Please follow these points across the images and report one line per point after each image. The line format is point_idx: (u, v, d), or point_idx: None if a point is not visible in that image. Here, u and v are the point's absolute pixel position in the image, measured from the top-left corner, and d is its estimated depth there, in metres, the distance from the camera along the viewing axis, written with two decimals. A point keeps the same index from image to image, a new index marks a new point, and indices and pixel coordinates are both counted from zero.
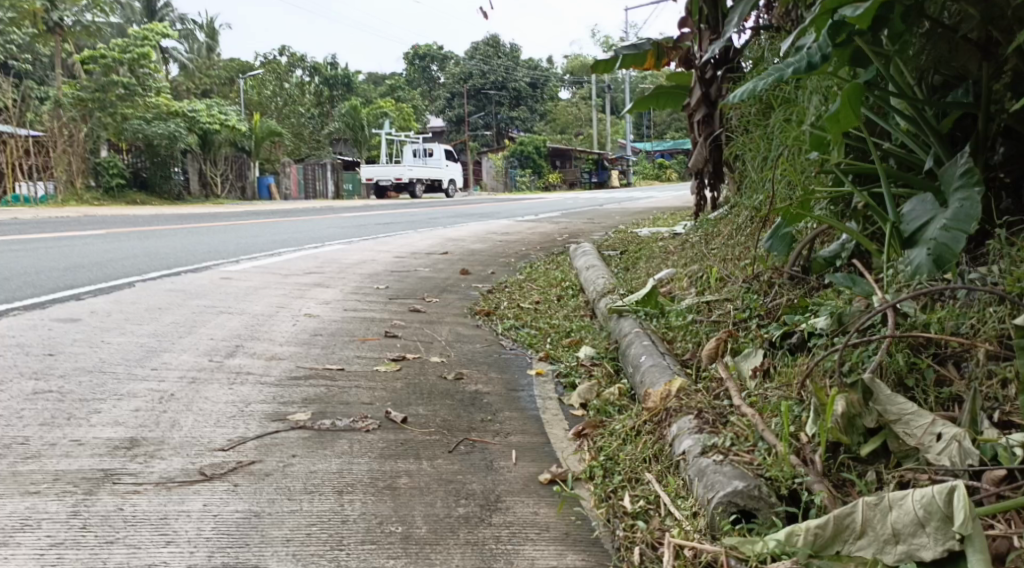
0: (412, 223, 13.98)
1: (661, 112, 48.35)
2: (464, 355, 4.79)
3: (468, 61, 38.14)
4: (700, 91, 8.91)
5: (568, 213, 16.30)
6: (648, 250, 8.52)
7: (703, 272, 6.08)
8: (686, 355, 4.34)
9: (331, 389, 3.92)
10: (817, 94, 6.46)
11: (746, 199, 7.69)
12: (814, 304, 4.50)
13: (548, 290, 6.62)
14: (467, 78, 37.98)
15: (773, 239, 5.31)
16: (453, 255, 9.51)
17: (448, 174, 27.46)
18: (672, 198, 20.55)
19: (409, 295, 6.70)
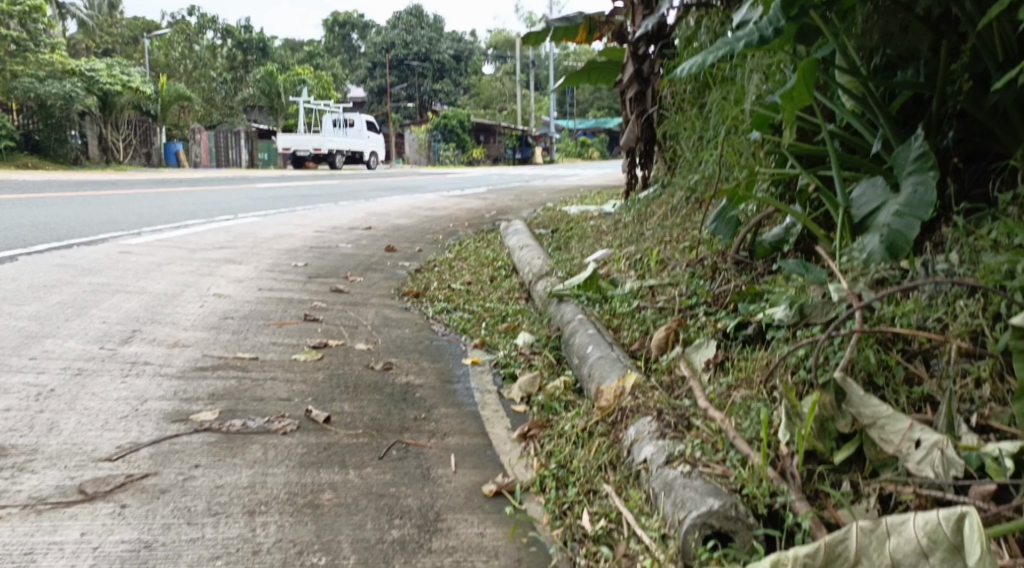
0: (333, 196, 13.44)
1: (586, 91, 48.23)
2: (393, 342, 4.39)
3: (391, 31, 37.48)
4: (633, 68, 8.84)
5: (496, 190, 15.96)
6: (580, 229, 8.18)
7: (648, 253, 5.72)
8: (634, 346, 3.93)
9: (244, 383, 3.47)
10: (757, 73, 6.10)
11: (682, 177, 7.38)
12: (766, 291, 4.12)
13: (479, 270, 6.22)
14: (389, 48, 37.23)
15: (719, 221, 4.95)
16: (376, 231, 9.07)
17: (369, 147, 26.80)
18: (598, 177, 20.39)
19: (330, 274, 6.24)
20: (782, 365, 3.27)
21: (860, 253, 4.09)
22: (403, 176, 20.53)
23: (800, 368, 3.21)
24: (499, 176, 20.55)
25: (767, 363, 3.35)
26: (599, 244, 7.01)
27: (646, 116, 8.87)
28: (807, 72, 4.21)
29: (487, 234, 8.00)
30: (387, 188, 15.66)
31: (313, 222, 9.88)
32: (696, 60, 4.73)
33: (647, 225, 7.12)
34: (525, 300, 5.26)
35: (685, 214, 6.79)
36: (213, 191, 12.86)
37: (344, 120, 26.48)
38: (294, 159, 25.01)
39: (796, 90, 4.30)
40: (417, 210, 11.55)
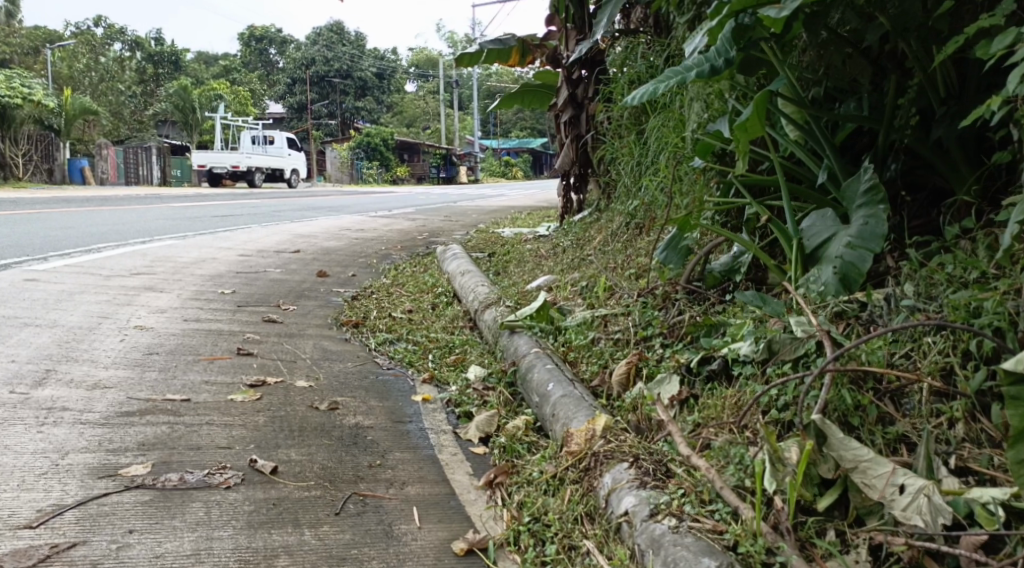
0: (254, 216, 13.05)
1: (509, 110, 48.34)
2: (336, 379, 4.16)
3: (311, 47, 36.96)
4: (567, 91, 8.79)
5: (423, 210, 15.74)
6: (517, 253, 8.02)
7: (599, 279, 5.55)
8: (594, 382, 3.68)
9: (179, 429, 3.19)
10: (697, 96, 5.90)
11: (620, 203, 7.28)
12: (722, 322, 3.89)
13: (418, 299, 6.00)
14: (309, 64, 36.73)
15: (668, 249, 4.63)
16: (305, 254, 8.78)
17: (290, 164, 26.33)
18: (526, 197, 20.36)
19: (260, 302, 5.95)
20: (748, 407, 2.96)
21: (812, 287, 3.84)
22: (328, 194, 20.20)
23: (771, 410, 2.89)
24: (425, 195, 20.38)
25: (732, 402, 3.05)
26: (538, 270, 6.85)
27: (580, 140, 8.85)
28: (762, 100, 3.91)
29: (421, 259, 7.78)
30: (311, 208, 15.31)
31: (236, 245, 9.53)
32: (644, 88, 4.43)
33: (587, 249, 6.98)
34: (471, 330, 5.09)
35: (626, 239, 6.66)
36: (128, 211, 12.37)
37: (264, 137, 25.98)
38: (210, 176, 24.36)
39: (750, 121, 3.97)
40: (344, 232, 11.26)
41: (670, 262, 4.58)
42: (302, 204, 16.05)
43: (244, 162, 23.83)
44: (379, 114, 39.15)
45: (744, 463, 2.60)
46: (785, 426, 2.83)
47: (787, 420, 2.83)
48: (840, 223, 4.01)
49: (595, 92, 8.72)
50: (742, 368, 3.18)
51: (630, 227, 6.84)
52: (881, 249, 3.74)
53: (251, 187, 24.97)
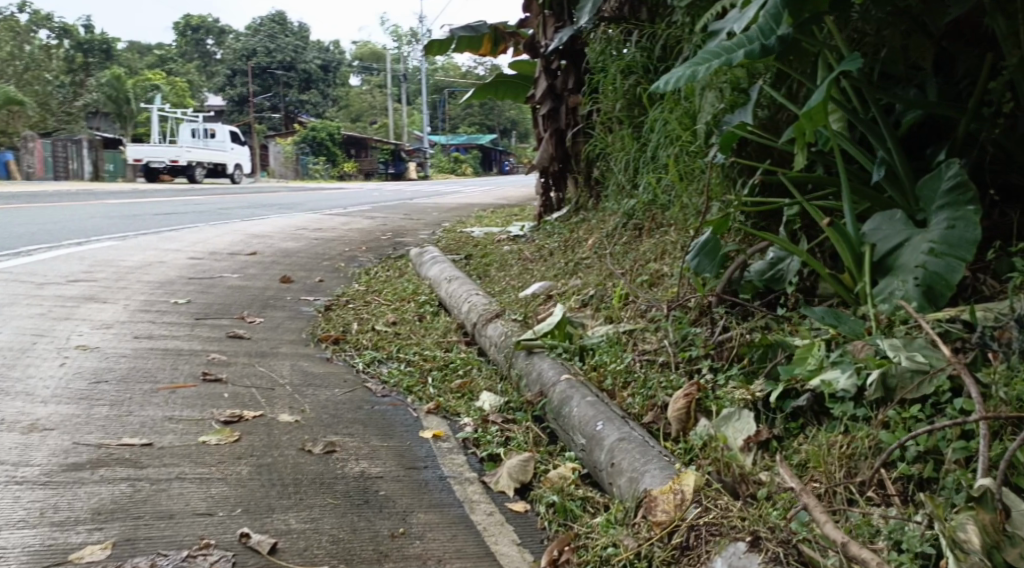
0: (200, 214, 12.33)
1: (456, 106, 47.75)
2: (324, 411, 3.58)
3: (253, 38, 36.03)
4: (546, 82, 8.70)
5: (377, 209, 15.16)
6: (496, 261, 7.55)
7: (609, 288, 5.04)
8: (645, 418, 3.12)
9: (144, 489, 2.65)
10: (710, 90, 5.39)
11: (614, 204, 6.95)
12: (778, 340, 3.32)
13: (400, 317, 5.46)
14: (252, 56, 35.83)
15: (698, 254, 4.06)
16: (265, 261, 8.19)
17: (232, 159, 25.38)
18: (484, 194, 19.89)
19: (220, 317, 5.39)
20: (861, 456, 2.55)
21: (884, 302, 3.34)
22: (277, 191, 19.47)
23: (898, 463, 2.50)
24: (381, 194, 19.71)
25: (845, 452, 2.58)
26: (526, 282, 6.37)
27: (560, 134, 8.80)
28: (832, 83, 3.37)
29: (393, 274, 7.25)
30: (261, 205, 14.62)
31: (185, 245, 8.89)
32: (677, 72, 3.88)
33: (579, 258, 6.53)
34: (468, 347, 4.62)
35: (622, 246, 6.21)
36: (63, 207, 11.60)
37: (206, 130, 24.97)
38: (148, 171, 23.30)
39: (817, 108, 3.43)
40: (301, 237, 10.66)
41: (703, 268, 4.02)
42: (251, 201, 15.34)
43: (186, 156, 22.93)
44: (324, 107, 38.26)
45: (915, 551, 2.21)
46: (920, 481, 2.45)
47: (932, 460, 2.47)
48: (913, 227, 3.50)
49: (575, 82, 8.66)
50: (841, 407, 2.72)
51: (628, 228, 6.46)
52: (973, 258, 3.25)
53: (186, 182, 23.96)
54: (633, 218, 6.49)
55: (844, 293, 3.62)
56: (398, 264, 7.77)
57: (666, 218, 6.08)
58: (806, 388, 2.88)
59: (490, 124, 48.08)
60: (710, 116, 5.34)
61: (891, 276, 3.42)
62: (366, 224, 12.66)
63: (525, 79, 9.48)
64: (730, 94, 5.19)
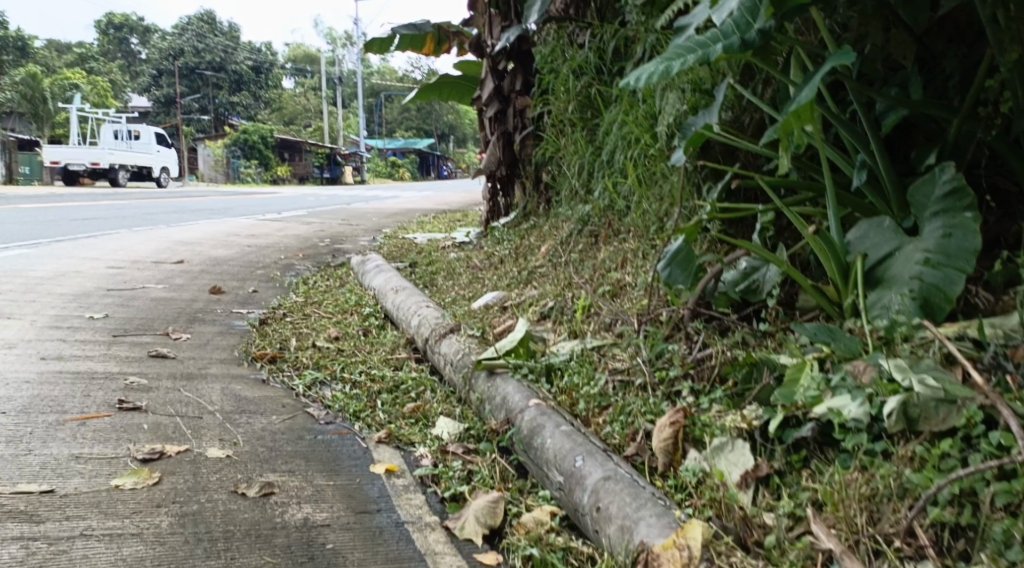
0: (128, 219, 11.85)
1: (393, 109, 47.26)
2: (260, 443, 3.24)
3: (181, 38, 35.22)
4: (493, 84, 8.57)
5: (315, 214, 14.75)
6: (447, 274, 7.28)
7: (567, 302, 4.75)
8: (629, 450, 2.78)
9: (40, 552, 2.41)
10: (672, 91, 5.11)
11: (566, 210, 6.72)
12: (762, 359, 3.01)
13: (341, 335, 5.14)
14: (178, 55, 34.98)
15: (670, 264, 3.77)
16: (196, 271, 7.80)
17: (158, 162, 24.65)
18: (423, 199, 19.51)
19: (143, 334, 5.05)
20: (883, 497, 2.36)
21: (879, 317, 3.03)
22: (207, 194, 18.85)
23: (930, 507, 2.30)
24: (315, 197, 19.20)
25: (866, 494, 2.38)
26: (476, 293, 6.08)
27: (507, 136, 8.72)
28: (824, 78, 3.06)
29: (335, 288, 6.91)
30: (194, 210, 14.12)
31: (108, 252, 8.47)
32: (647, 68, 3.55)
33: (532, 268, 6.25)
34: (421, 366, 4.33)
35: (578, 254, 5.94)
36: None
37: (130, 131, 24.14)
38: (67, 174, 22.46)
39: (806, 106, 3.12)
40: (234, 243, 10.24)
41: (674, 279, 3.72)
42: (183, 206, 14.82)
43: (109, 159, 22.20)
44: (254, 109, 37.48)
45: None
46: (954, 528, 2.26)
47: (969, 504, 2.27)
48: (904, 234, 3.19)
49: (523, 84, 8.55)
50: (855, 438, 2.51)
51: (582, 234, 6.21)
52: (974, 268, 2.94)
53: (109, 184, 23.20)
54: (589, 224, 6.22)
55: (829, 307, 3.34)
56: (341, 276, 7.43)
57: (623, 224, 5.82)
58: (808, 416, 2.66)
59: (428, 128, 47.61)
60: (674, 118, 5.07)
61: (882, 288, 3.11)
62: (304, 231, 12.25)
63: (472, 80, 9.31)
64: (692, 94, 4.93)
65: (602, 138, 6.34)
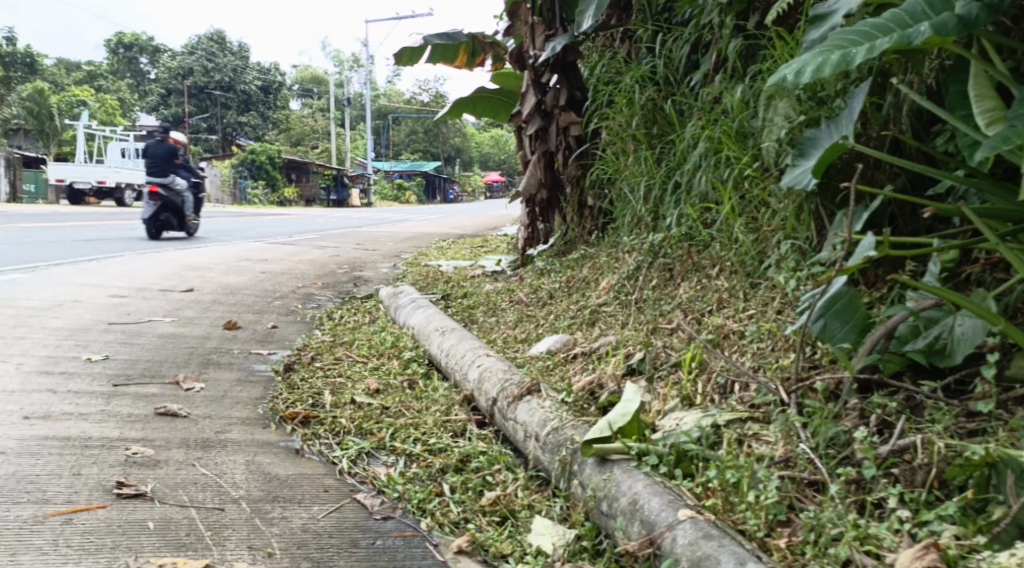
0: (127, 241, 11.02)
1: (401, 132, 46.70)
2: (301, 554, 2.59)
3: (190, 56, 34.61)
4: (534, 99, 7.79)
5: (326, 238, 13.96)
6: (489, 311, 6.50)
7: (666, 358, 3.95)
8: None
9: None
10: (782, 100, 4.40)
11: (629, 239, 5.95)
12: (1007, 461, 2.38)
13: (383, 389, 4.31)
14: (188, 75, 34.37)
15: (825, 313, 3.08)
16: (206, 303, 7.01)
17: (165, 182, 23.98)
18: (433, 224, 18.78)
19: (149, 382, 4.25)
20: None
21: None
22: (213, 217, 18.03)
23: None
24: (322, 220, 18.44)
25: None
26: (533, 337, 5.29)
27: (548, 154, 7.96)
28: None
29: (365, 324, 6.11)
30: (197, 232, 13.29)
31: (106, 279, 7.66)
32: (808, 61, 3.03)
33: (593, 305, 5.46)
34: (495, 440, 3.50)
35: (652, 292, 5.18)
36: None
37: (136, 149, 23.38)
38: (72, 193, 21.75)
39: None
40: (245, 269, 9.44)
41: (835, 334, 3.05)
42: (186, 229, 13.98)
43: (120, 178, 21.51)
44: (263, 129, 36.87)
45: None
46: None
47: None
48: None
49: (567, 100, 7.72)
50: None
51: (651, 268, 5.41)
52: None
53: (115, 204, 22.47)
54: (659, 257, 5.42)
55: None
56: (369, 310, 6.63)
57: (706, 256, 5.08)
58: None
59: (436, 152, 46.96)
60: (785, 135, 4.36)
61: None
62: (319, 256, 11.46)
63: (507, 94, 8.57)
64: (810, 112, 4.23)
65: (684, 161, 5.61)
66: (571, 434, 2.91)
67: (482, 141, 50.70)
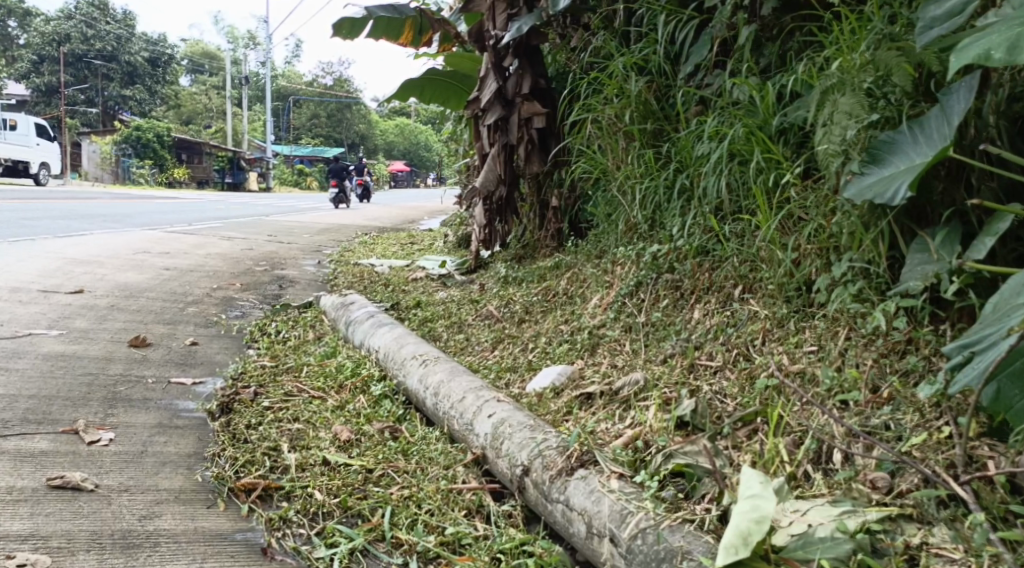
0: (2, 228, 9.78)
1: (303, 116, 45.18)
2: None
3: (66, 22, 32.58)
4: (494, 85, 6.83)
5: (230, 227, 12.84)
6: (451, 328, 5.65)
7: (731, 410, 3.08)
8: None
9: None
10: (843, 96, 3.46)
11: (622, 249, 5.19)
12: None
13: (355, 443, 3.42)
14: (62, 41, 32.29)
15: (1000, 376, 2.55)
16: (100, 308, 5.98)
17: (39, 158, 22.34)
18: (342, 214, 17.78)
19: (37, 434, 3.34)
20: None
21: None
22: (100, 199, 16.51)
23: None
24: (224, 206, 17.21)
25: None
26: (519, 368, 4.46)
27: (509, 148, 7.02)
28: None
29: (308, 342, 5.20)
30: (83, 217, 12.02)
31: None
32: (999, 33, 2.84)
33: (591, 326, 4.63)
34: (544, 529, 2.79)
35: (661, 314, 4.40)
36: None
37: (6, 121, 21.51)
38: None
39: None
40: (147, 265, 8.38)
41: (1015, 403, 2.52)
42: (71, 213, 12.68)
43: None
44: (149, 105, 34.98)
45: None
46: None
47: None
48: None
49: (531, 88, 6.78)
50: None
51: (653, 285, 4.62)
52: None
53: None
54: (664, 273, 4.63)
55: None
56: (310, 323, 5.73)
57: (722, 273, 4.30)
58: None
59: (339, 138, 45.61)
60: (854, 136, 3.42)
61: None
62: (228, 249, 10.36)
63: (454, 76, 7.71)
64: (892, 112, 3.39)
65: (697, 164, 4.81)
66: (685, 548, 2.39)
67: (387, 128, 49.19)
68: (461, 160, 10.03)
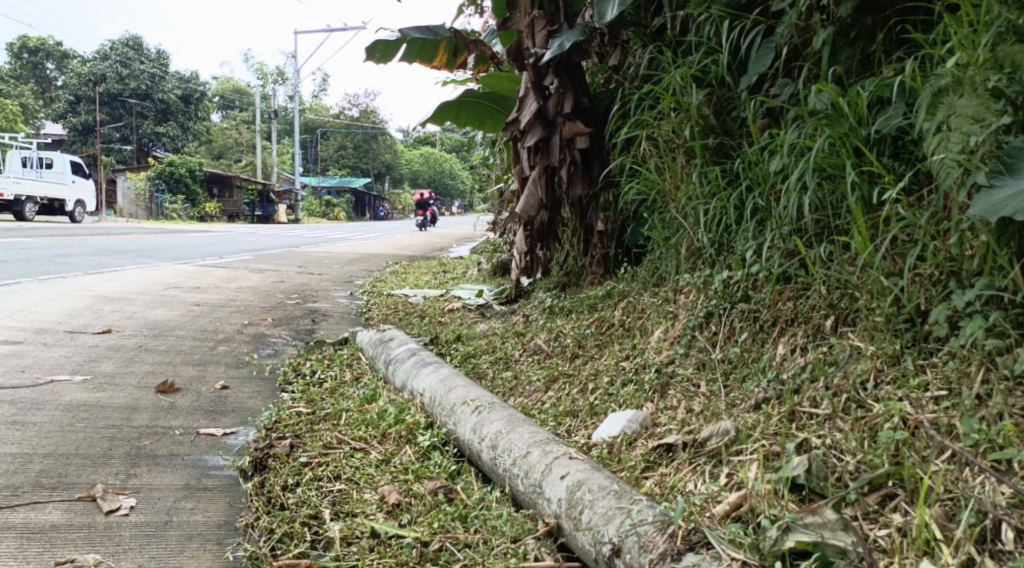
0: (29, 265, 9.44)
1: (330, 146, 45.14)
2: None
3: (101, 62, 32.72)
4: (534, 105, 6.33)
5: (259, 259, 12.48)
6: (497, 365, 5.18)
7: (852, 470, 2.68)
8: None
9: None
10: (960, 96, 3.10)
11: (687, 275, 4.74)
12: None
13: (406, 508, 2.99)
14: (99, 81, 32.53)
15: None
16: (126, 351, 5.58)
17: (72, 195, 22.21)
18: (369, 243, 17.45)
19: (51, 503, 3.02)
20: None
21: None
22: (128, 233, 16.22)
23: None
24: (253, 237, 16.91)
25: None
26: (581, 413, 4.00)
27: (550, 170, 6.52)
28: None
29: (346, 384, 4.76)
30: (110, 252, 11.68)
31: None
32: None
33: (657, 363, 4.17)
34: None
35: (740, 350, 3.94)
36: None
37: (41, 159, 21.38)
38: None
39: None
40: (175, 300, 8.00)
41: None
42: (97, 246, 12.34)
43: (14, 190, 19.79)
44: (183, 142, 34.97)
45: None
46: None
47: None
48: None
49: (574, 106, 6.26)
50: None
51: (727, 315, 4.15)
52: None
53: (17, 220, 20.60)
54: (738, 302, 4.16)
55: None
56: (348, 362, 5.31)
57: (810, 302, 3.85)
58: None
59: (366, 167, 45.52)
60: (976, 144, 3.05)
61: None
62: (258, 283, 9.99)
63: (492, 97, 7.28)
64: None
65: (773, 183, 4.35)
66: None
67: (413, 157, 49.06)
68: (494, 184, 9.61)
